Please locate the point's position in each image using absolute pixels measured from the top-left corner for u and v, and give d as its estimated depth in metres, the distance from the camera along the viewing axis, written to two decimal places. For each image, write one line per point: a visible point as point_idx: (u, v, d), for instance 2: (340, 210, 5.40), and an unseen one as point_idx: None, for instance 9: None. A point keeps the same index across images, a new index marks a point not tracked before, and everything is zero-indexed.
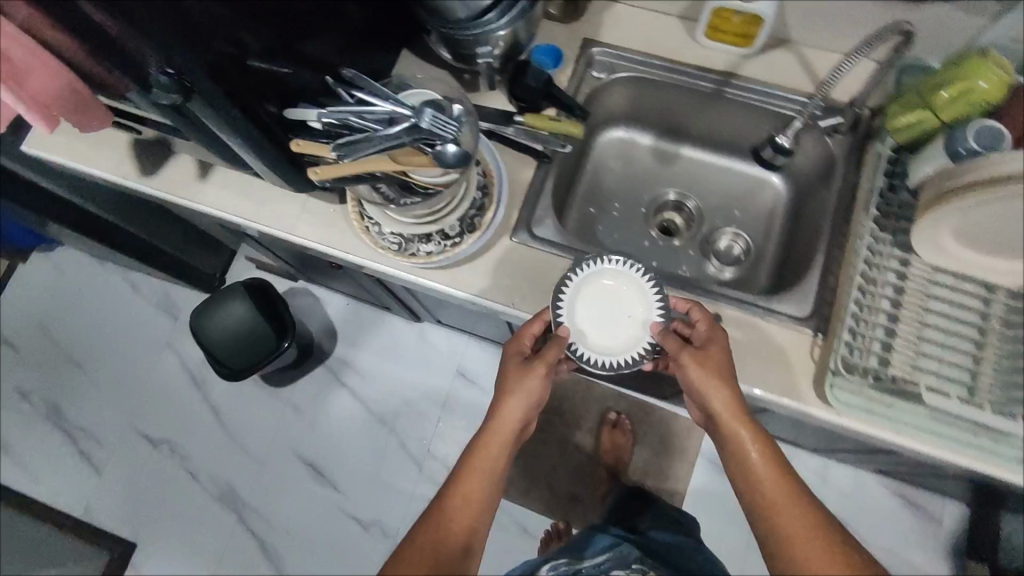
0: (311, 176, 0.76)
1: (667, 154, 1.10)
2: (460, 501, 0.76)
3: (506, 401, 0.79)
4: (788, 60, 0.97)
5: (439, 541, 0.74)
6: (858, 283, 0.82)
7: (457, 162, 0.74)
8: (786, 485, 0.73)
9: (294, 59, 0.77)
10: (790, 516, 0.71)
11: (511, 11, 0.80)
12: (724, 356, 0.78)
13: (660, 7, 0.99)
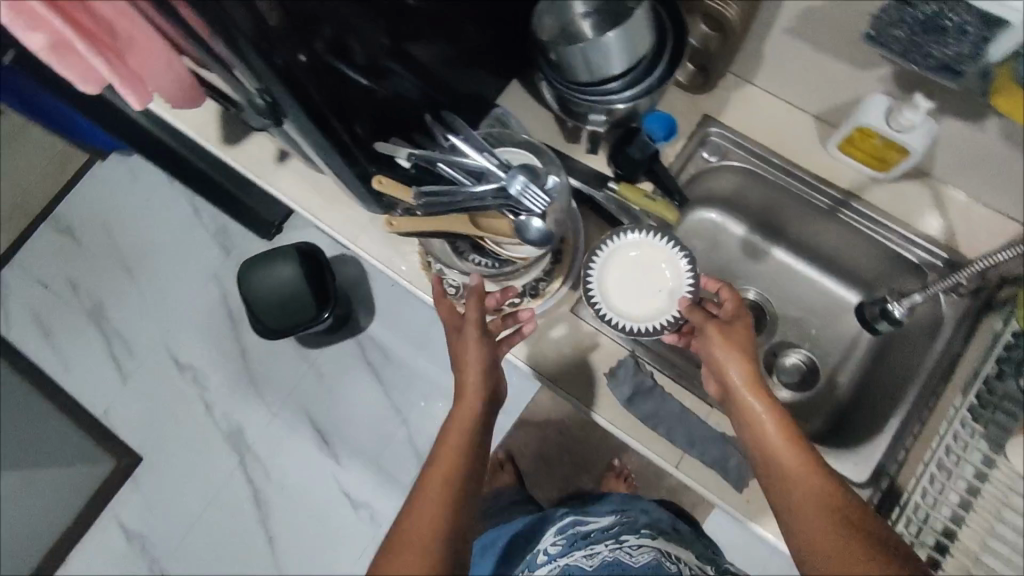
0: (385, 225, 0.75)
1: (757, 249, 1.01)
2: (434, 478, 0.65)
3: (465, 361, 0.74)
4: (919, 195, 0.88)
5: (415, 524, 0.62)
6: (932, 470, 0.77)
7: (537, 242, 0.74)
8: (808, 481, 0.64)
9: (396, 85, 0.73)
10: (814, 516, 0.62)
11: (637, 86, 0.75)
12: (748, 333, 0.73)
13: (795, 101, 0.91)
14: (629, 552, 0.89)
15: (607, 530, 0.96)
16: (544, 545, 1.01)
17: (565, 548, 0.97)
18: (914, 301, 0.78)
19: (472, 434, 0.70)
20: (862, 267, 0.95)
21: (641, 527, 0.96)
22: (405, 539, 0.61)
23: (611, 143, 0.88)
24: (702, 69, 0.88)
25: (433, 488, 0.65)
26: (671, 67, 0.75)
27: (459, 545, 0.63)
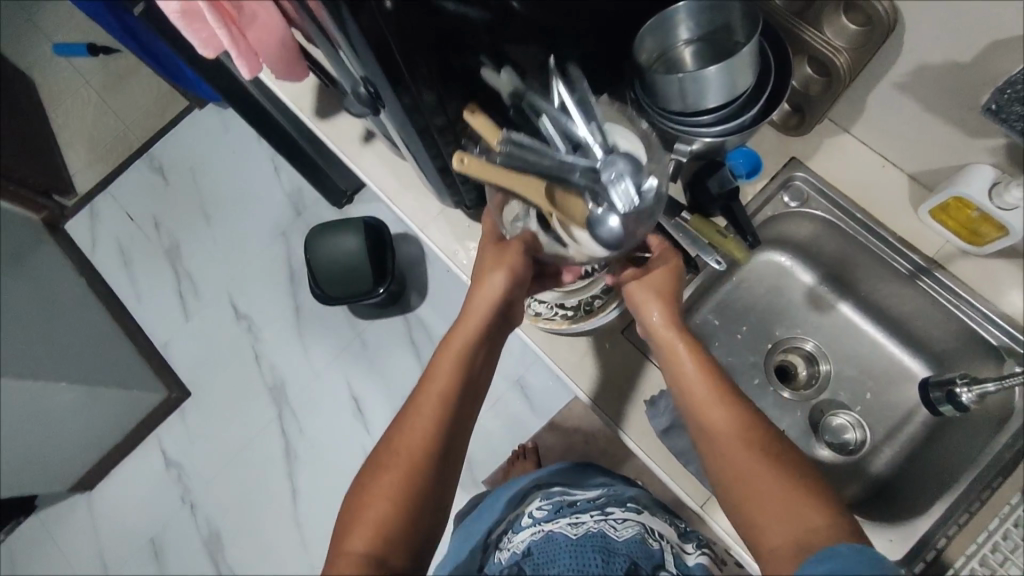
0: (453, 160, 0.61)
1: (822, 300, 0.98)
2: (432, 390, 0.67)
3: (486, 277, 0.70)
4: (1010, 276, 0.83)
5: (409, 435, 0.65)
6: None
7: (606, 244, 0.64)
8: (750, 455, 0.62)
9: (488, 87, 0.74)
10: (765, 499, 0.60)
11: (728, 123, 0.75)
12: (670, 273, 0.72)
13: (890, 157, 0.88)
14: (614, 525, 0.82)
15: (594, 502, 0.89)
16: (525, 509, 0.92)
17: (548, 514, 0.88)
18: (985, 390, 0.75)
19: (475, 354, 0.69)
20: (936, 339, 0.90)
21: (626, 500, 0.89)
22: (398, 447, 0.65)
23: (692, 171, 0.87)
24: (797, 111, 0.87)
25: (430, 400, 0.66)
26: (762, 114, 0.75)
27: (445, 459, 0.66)
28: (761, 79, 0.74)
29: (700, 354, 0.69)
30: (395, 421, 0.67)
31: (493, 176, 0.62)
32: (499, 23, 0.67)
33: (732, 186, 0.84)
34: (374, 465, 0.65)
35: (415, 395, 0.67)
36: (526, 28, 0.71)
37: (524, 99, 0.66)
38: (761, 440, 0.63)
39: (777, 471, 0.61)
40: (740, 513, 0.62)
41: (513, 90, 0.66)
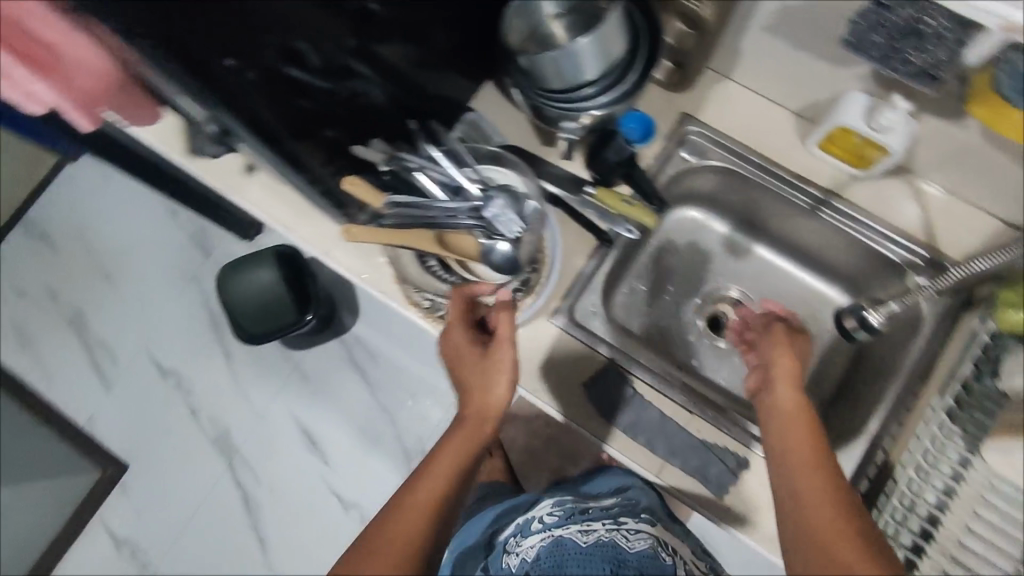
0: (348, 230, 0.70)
1: (738, 247, 1.01)
2: (455, 462, 0.67)
3: (498, 355, 0.72)
4: (901, 192, 0.87)
5: (424, 491, 0.64)
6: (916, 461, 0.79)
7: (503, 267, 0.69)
8: (840, 529, 0.57)
9: (358, 95, 0.69)
10: (831, 536, 0.57)
11: (610, 91, 0.73)
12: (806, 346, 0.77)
13: (774, 96, 0.89)
14: (626, 536, 0.78)
15: (607, 510, 0.84)
16: (534, 513, 0.85)
17: (559, 519, 0.82)
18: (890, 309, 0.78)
19: (489, 425, 0.71)
20: (847, 264, 0.94)
21: (640, 510, 0.85)
22: (410, 503, 0.63)
23: (587, 146, 0.86)
24: (680, 66, 0.85)
25: (452, 473, 0.66)
26: (639, 81, 0.73)
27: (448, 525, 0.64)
28: (633, 45, 0.73)
29: (818, 431, 0.66)
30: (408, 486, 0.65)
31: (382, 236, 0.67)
32: (362, 28, 0.63)
33: (627, 151, 0.83)
34: (378, 527, 0.61)
35: (432, 461, 0.66)
36: (391, 28, 0.67)
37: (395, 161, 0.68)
38: (855, 518, 0.58)
39: (865, 548, 0.56)
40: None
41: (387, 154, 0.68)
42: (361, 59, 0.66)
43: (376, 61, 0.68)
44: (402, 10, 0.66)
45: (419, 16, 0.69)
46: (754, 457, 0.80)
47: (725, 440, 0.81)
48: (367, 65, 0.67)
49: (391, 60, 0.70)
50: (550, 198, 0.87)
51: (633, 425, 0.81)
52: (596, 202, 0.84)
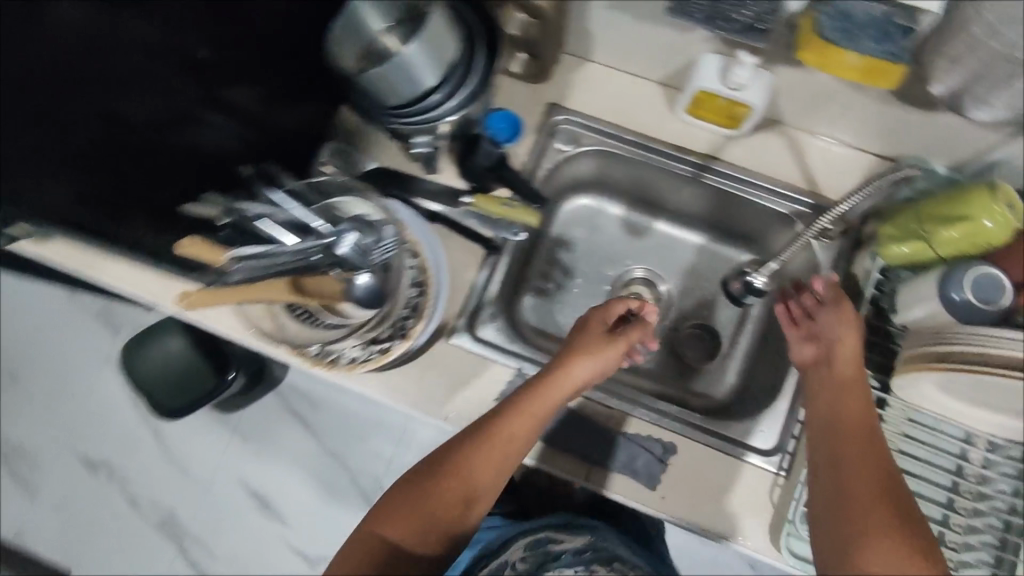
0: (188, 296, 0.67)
1: (639, 227, 0.97)
2: (487, 458, 0.64)
3: (570, 363, 0.70)
4: (778, 144, 0.86)
5: (483, 456, 0.64)
6: None
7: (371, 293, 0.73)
8: (882, 507, 0.56)
9: (206, 138, 0.72)
10: (883, 552, 0.53)
11: (456, 94, 0.70)
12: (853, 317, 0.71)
13: (636, 70, 0.87)
14: None
15: (579, 553, 0.79)
16: (506, 555, 0.80)
17: (532, 565, 0.77)
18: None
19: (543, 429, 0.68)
20: (742, 225, 0.92)
21: (614, 556, 0.81)
22: (458, 468, 0.63)
23: (456, 154, 0.83)
24: (535, 56, 0.84)
25: (483, 468, 0.64)
26: (484, 82, 0.71)
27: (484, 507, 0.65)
28: (468, 46, 0.70)
29: (863, 400, 0.65)
30: (434, 463, 0.64)
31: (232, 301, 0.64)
32: (198, 79, 0.68)
33: (496, 153, 0.81)
34: (408, 498, 0.62)
35: (458, 442, 0.65)
36: (229, 75, 0.70)
37: (232, 212, 0.63)
38: (892, 496, 0.57)
39: (891, 520, 0.55)
40: (828, 553, 0.57)
41: (223, 207, 0.63)
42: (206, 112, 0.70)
43: (225, 106, 0.72)
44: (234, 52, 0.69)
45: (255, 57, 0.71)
46: (677, 439, 0.79)
47: (648, 426, 0.79)
48: (219, 114, 0.72)
49: (239, 103, 0.73)
50: (428, 215, 0.83)
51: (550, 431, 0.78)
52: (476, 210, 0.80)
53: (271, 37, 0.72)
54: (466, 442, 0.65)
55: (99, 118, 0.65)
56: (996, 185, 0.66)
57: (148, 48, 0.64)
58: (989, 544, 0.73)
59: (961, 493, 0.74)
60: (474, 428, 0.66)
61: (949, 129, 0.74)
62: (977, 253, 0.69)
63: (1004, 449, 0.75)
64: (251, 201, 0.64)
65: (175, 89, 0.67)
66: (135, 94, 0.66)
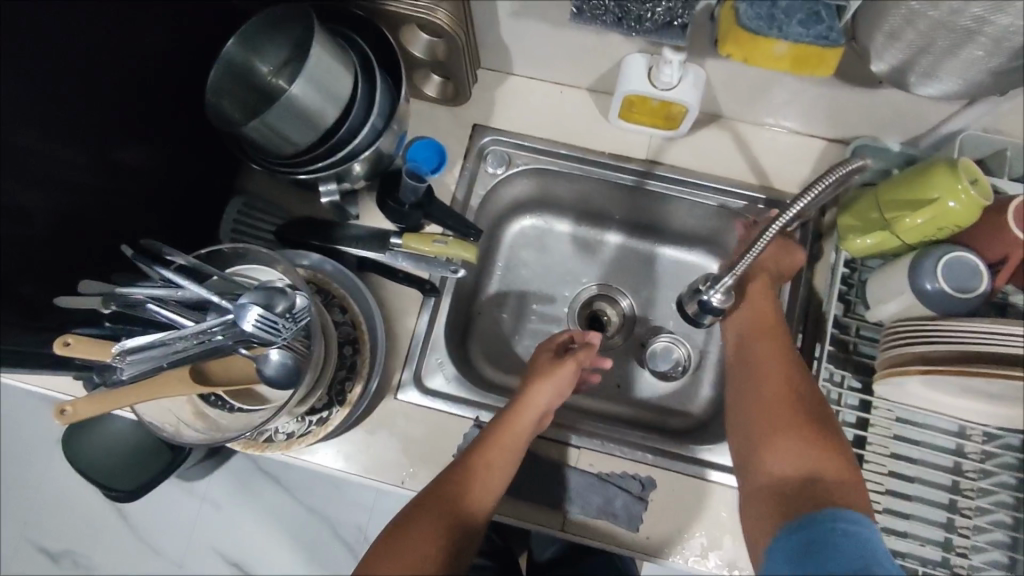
0: (51, 413, 0.52)
1: (589, 241, 0.90)
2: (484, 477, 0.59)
3: (535, 388, 0.66)
4: (721, 139, 0.81)
5: (477, 468, 0.60)
6: None
7: (283, 380, 0.61)
8: (791, 407, 0.59)
9: (84, 217, 0.61)
10: (788, 445, 0.57)
11: (361, 131, 0.64)
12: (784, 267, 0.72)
13: (562, 79, 0.81)
14: None
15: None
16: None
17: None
18: (726, 286, 0.65)
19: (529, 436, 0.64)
20: (696, 228, 0.86)
21: None
22: (452, 482, 0.58)
23: (378, 193, 0.76)
24: (448, 78, 0.76)
25: (481, 493, 0.58)
26: (387, 115, 0.66)
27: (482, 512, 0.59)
28: (367, 78, 0.64)
29: (776, 320, 0.68)
30: (435, 494, 0.57)
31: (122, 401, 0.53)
32: (79, 140, 0.59)
33: (421, 188, 0.73)
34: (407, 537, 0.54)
35: (453, 471, 0.59)
36: (114, 134, 0.62)
37: (116, 300, 0.54)
38: (801, 395, 0.60)
39: (798, 415, 0.59)
40: (753, 461, 0.59)
41: (104, 296, 0.54)
42: (85, 181, 0.60)
43: (115, 169, 0.63)
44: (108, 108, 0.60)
45: (139, 112, 0.64)
46: (656, 471, 0.72)
47: (623, 462, 0.73)
48: (107, 177, 0.62)
49: (129, 165, 0.64)
50: (355, 262, 0.76)
51: (515, 483, 0.71)
52: (408, 250, 0.72)
53: (153, 88, 0.64)
54: (461, 465, 0.60)
55: None
56: (958, 162, 0.61)
57: (14, 114, 0.53)
58: (1000, 543, 0.67)
59: (962, 491, 0.68)
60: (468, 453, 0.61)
61: (896, 105, 0.69)
62: (944, 236, 0.63)
63: (1000, 438, 0.69)
64: (136, 285, 0.56)
65: (54, 158, 0.57)
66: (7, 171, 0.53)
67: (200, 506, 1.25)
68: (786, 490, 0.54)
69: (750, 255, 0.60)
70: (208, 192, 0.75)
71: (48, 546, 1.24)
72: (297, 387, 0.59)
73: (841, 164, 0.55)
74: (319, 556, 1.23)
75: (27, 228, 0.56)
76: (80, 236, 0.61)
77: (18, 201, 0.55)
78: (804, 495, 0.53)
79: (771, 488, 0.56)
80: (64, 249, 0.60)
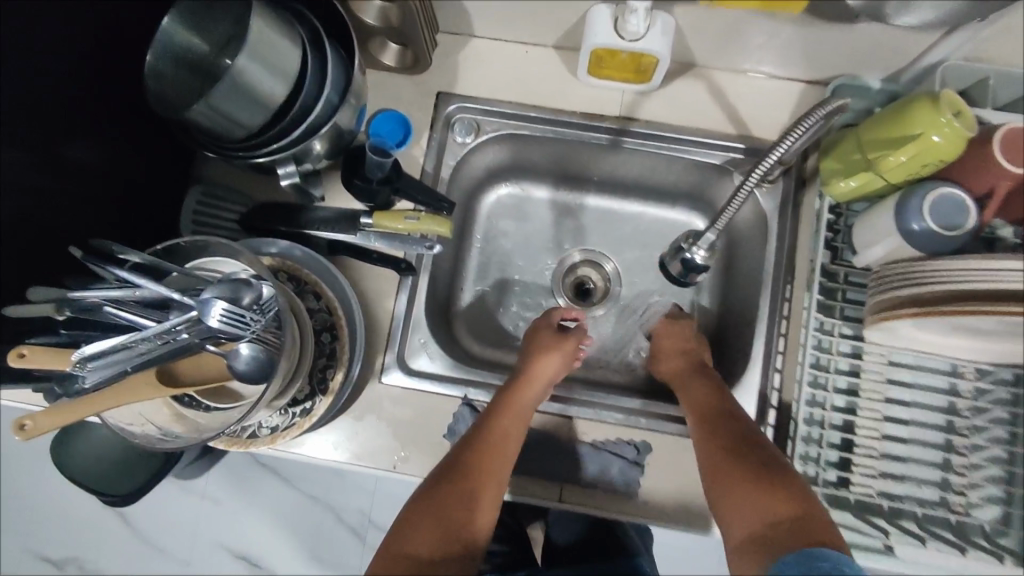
0: (12, 434, 0.47)
1: (568, 205, 0.87)
2: (503, 443, 0.62)
3: (540, 361, 0.69)
4: (695, 90, 0.78)
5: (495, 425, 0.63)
6: (811, 367, 0.68)
7: (256, 374, 0.58)
8: (735, 458, 0.58)
9: (31, 221, 0.57)
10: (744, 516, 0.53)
11: (316, 106, 0.60)
12: (688, 333, 0.75)
13: (527, 38, 0.78)
14: None
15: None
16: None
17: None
18: (710, 243, 0.64)
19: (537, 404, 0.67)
20: (677, 184, 0.83)
21: None
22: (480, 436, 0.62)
23: (343, 170, 0.73)
24: (406, 45, 0.72)
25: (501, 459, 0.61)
26: (343, 89, 0.62)
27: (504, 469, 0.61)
28: (316, 50, 0.60)
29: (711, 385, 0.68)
30: (460, 457, 0.60)
31: (96, 405, 0.50)
32: (19, 138, 0.55)
33: (388, 163, 0.70)
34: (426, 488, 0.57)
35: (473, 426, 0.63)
36: (56, 128, 0.58)
37: (69, 305, 0.51)
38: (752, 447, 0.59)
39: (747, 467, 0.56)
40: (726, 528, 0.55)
41: (56, 301, 0.51)
42: (31, 181, 0.57)
43: (60, 165, 0.59)
44: (46, 101, 0.56)
45: (80, 104, 0.60)
46: (651, 435, 0.71)
47: (617, 427, 0.72)
48: (55, 175, 0.59)
49: (78, 160, 0.61)
50: (326, 246, 0.73)
51: None
52: (379, 229, 0.71)
53: (93, 77, 0.61)
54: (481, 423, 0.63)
55: None
56: (940, 94, 0.58)
57: None
58: (996, 478, 0.66)
59: (957, 430, 0.68)
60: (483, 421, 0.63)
61: (874, 40, 0.66)
62: (930, 172, 0.61)
63: (992, 373, 0.69)
64: (91, 287, 0.53)
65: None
66: None
67: (198, 503, 1.24)
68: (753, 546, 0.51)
69: (737, 203, 0.59)
70: (164, 184, 0.72)
71: (50, 555, 1.23)
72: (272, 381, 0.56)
73: (818, 109, 0.55)
74: (322, 542, 1.23)
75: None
76: (33, 242, 0.58)
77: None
78: (771, 541, 0.50)
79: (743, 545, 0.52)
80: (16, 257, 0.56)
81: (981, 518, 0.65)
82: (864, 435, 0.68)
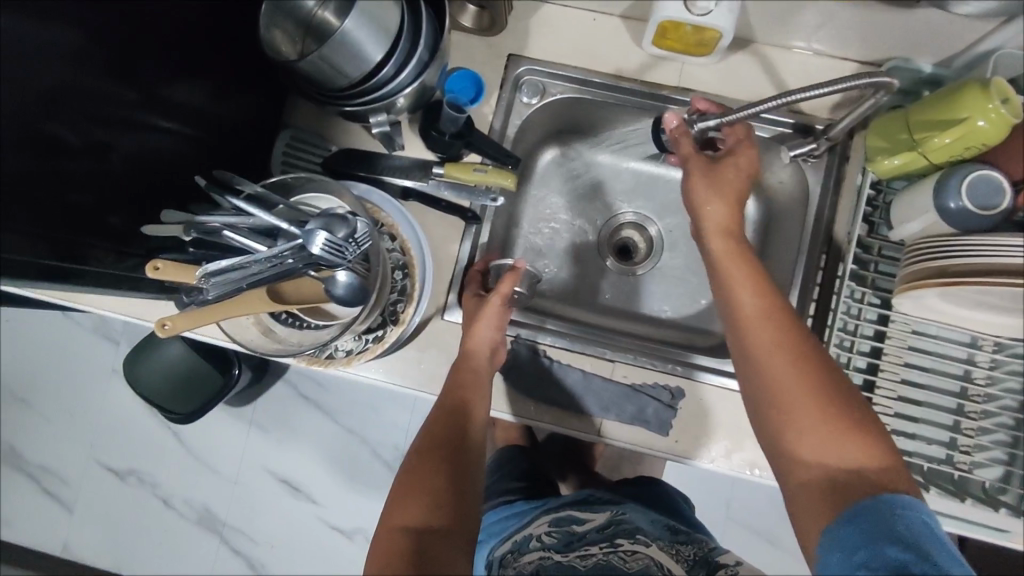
0: (155, 329, 0.58)
1: (619, 168, 0.93)
2: (452, 436, 0.65)
3: (473, 331, 0.72)
4: (750, 65, 0.82)
5: (438, 422, 0.66)
6: (839, 330, 0.74)
7: (351, 297, 0.67)
8: (813, 391, 0.55)
9: (147, 153, 0.65)
10: (803, 423, 0.54)
11: (408, 62, 0.66)
12: (738, 177, 0.69)
13: (596, 6, 0.82)
14: (622, 556, 0.72)
15: (601, 529, 0.76)
16: (532, 530, 0.77)
17: (559, 542, 0.75)
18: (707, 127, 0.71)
19: (480, 381, 0.70)
20: None
21: (636, 530, 0.76)
22: (434, 438, 0.65)
23: (421, 122, 0.79)
24: (483, 6, 0.78)
25: (466, 447, 0.65)
26: (432, 47, 0.67)
27: (469, 461, 0.64)
28: (411, 9, 0.66)
29: (750, 259, 0.64)
30: (419, 461, 0.63)
31: (218, 313, 0.59)
32: (131, 80, 0.62)
33: (462, 118, 0.74)
34: (406, 489, 0.60)
35: (435, 422, 0.66)
36: (162, 72, 0.65)
37: (197, 228, 0.60)
38: (823, 380, 0.55)
39: (825, 404, 0.54)
40: (780, 456, 0.55)
41: (186, 224, 0.60)
42: (149, 117, 0.65)
43: (169, 107, 0.67)
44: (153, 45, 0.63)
45: (185, 50, 0.66)
46: (685, 382, 0.78)
47: (655, 374, 0.79)
48: (163, 115, 0.66)
49: (180, 100, 0.68)
50: (399, 192, 0.80)
51: (552, 394, 0.78)
52: (449, 180, 0.77)
53: (195, 23, 0.67)
54: (436, 422, 0.66)
55: (58, 151, 0.56)
56: (990, 81, 0.62)
57: (74, 54, 0.56)
58: (1002, 441, 0.73)
59: (969, 397, 0.74)
60: (441, 402, 0.68)
61: (930, 26, 0.70)
62: (972, 154, 0.65)
63: (1009, 347, 0.74)
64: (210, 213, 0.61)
65: (111, 96, 0.60)
66: (70, 112, 0.57)
67: (249, 429, 1.33)
68: (830, 492, 0.51)
69: (747, 109, 0.66)
70: (254, 126, 0.79)
71: (115, 466, 1.34)
72: (366, 304, 0.66)
73: (868, 77, 0.62)
74: (360, 475, 1.32)
75: (106, 164, 0.61)
76: (153, 171, 0.66)
77: (94, 137, 0.59)
78: (842, 486, 0.51)
79: (816, 485, 0.52)
80: (140, 185, 0.65)
81: (983, 476, 0.71)
82: (883, 395, 0.74)
